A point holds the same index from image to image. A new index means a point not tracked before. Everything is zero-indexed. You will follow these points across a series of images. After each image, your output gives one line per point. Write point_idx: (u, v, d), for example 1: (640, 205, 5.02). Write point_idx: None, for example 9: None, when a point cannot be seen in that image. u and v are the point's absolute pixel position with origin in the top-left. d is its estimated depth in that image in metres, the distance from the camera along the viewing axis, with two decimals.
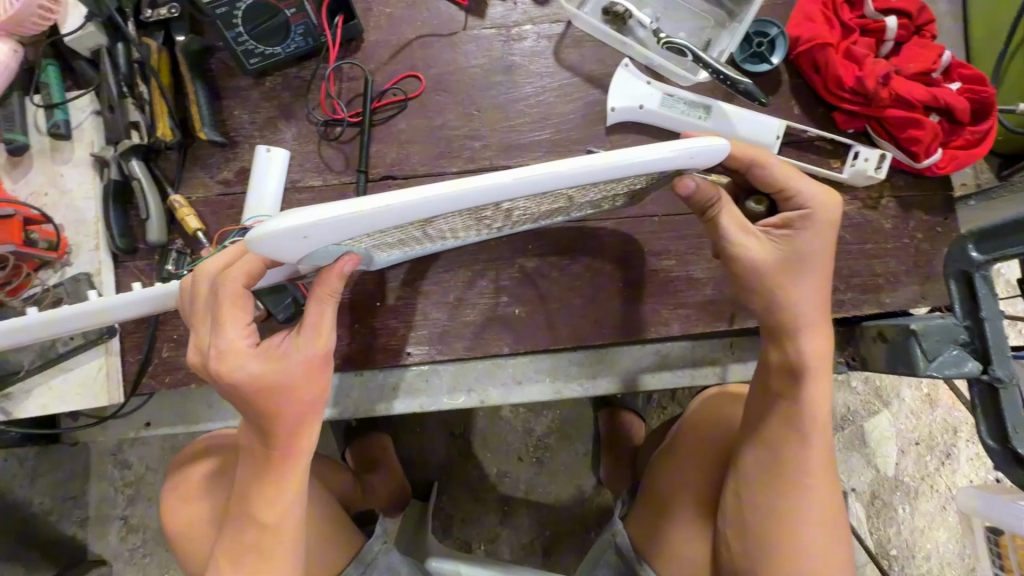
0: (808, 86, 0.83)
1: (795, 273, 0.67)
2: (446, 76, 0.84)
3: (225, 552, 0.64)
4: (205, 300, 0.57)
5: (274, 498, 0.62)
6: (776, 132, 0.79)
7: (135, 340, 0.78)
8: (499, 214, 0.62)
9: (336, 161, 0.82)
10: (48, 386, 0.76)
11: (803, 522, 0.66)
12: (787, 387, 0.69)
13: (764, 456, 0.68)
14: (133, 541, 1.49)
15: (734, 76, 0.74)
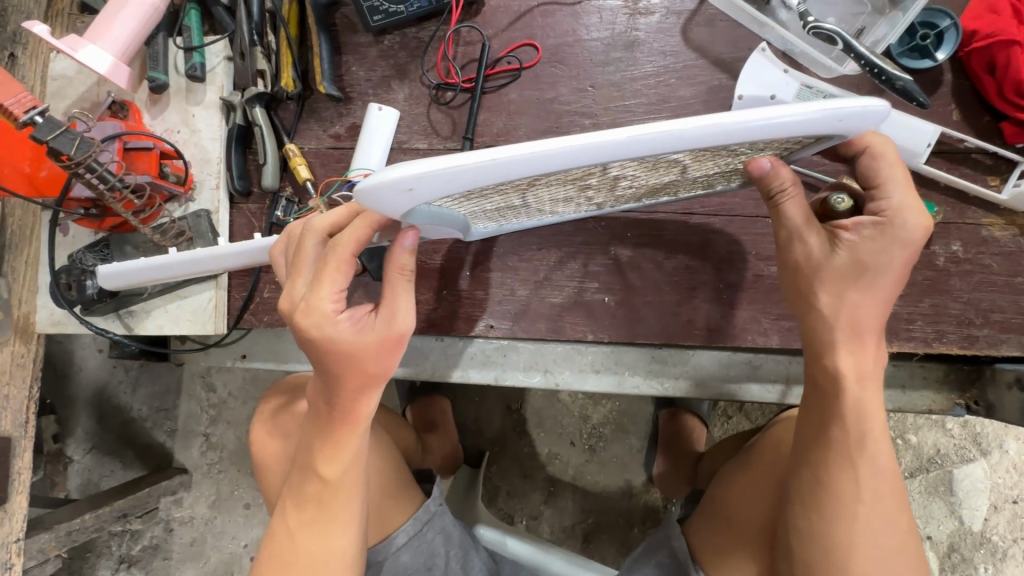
0: (975, 89, 0.73)
1: (848, 281, 0.54)
2: (564, 48, 0.81)
3: (286, 497, 0.69)
4: (309, 249, 0.59)
5: (339, 457, 0.65)
6: (929, 140, 0.71)
7: (241, 278, 0.84)
8: (604, 188, 0.57)
9: (443, 125, 0.82)
10: (165, 309, 0.82)
11: (857, 558, 0.54)
12: (823, 406, 0.57)
13: (800, 490, 0.57)
14: (211, 456, 1.64)
15: (891, 70, 0.66)
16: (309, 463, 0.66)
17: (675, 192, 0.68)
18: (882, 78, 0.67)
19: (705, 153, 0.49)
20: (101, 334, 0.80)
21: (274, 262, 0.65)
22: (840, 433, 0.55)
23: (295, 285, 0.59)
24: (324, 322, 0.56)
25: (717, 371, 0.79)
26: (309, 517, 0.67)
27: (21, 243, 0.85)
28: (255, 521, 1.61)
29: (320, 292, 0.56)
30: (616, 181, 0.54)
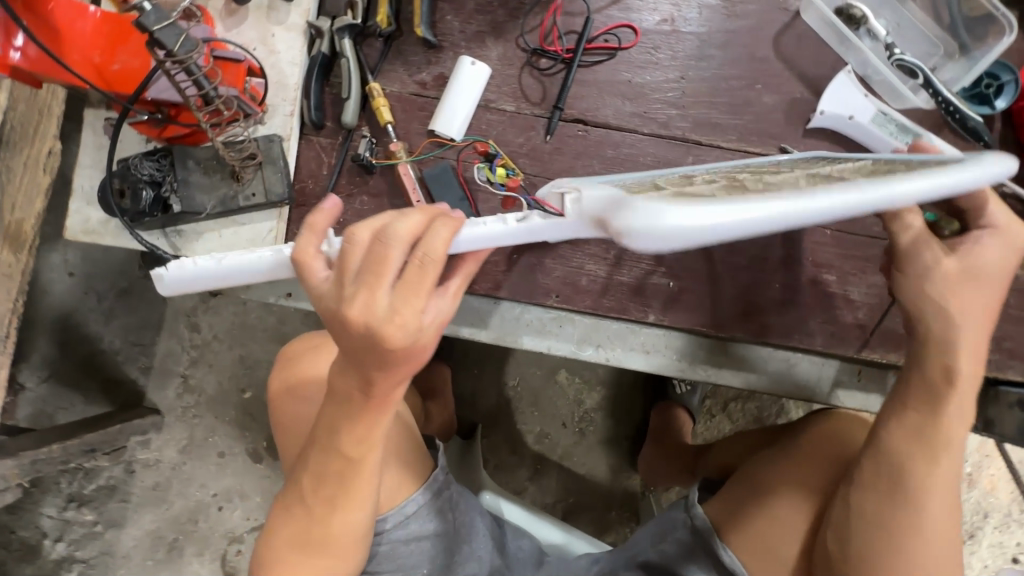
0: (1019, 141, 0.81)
1: (965, 286, 0.63)
2: (659, 36, 0.83)
3: (304, 471, 0.67)
4: (379, 251, 0.49)
5: (362, 437, 0.63)
6: None
7: (303, 213, 0.81)
8: (738, 173, 0.57)
9: (534, 91, 0.82)
10: (218, 235, 0.78)
11: (918, 545, 0.61)
12: (921, 400, 0.65)
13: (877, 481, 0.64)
14: (188, 399, 1.55)
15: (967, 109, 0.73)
16: (323, 436, 0.64)
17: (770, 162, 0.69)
18: (956, 116, 0.75)
19: (881, 172, 0.53)
20: (148, 248, 0.75)
21: (305, 266, 0.55)
22: (915, 434, 0.64)
23: (358, 302, 0.49)
24: (398, 329, 0.49)
25: (759, 365, 0.84)
26: (325, 490, 0.66)
27: (20, 142, 0.84)
28: (228, 472, 1.55)
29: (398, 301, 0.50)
30: (776, 175, 0.53)
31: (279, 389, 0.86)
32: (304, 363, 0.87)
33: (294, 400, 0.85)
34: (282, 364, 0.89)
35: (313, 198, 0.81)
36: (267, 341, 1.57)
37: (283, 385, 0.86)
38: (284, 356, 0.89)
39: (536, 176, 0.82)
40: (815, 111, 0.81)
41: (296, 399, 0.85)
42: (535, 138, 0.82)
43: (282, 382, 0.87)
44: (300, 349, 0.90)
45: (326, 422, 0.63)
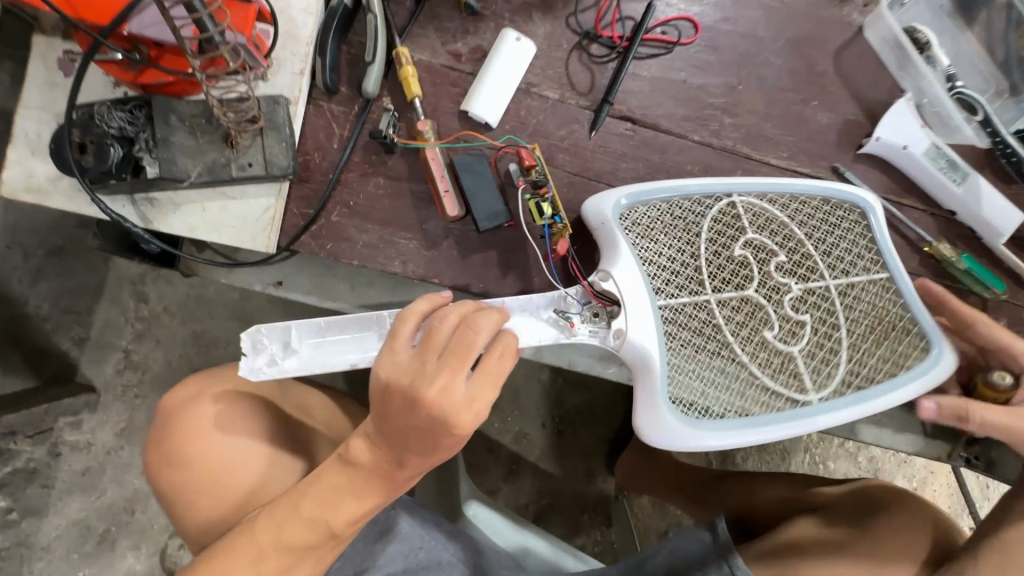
0: None
1: None
2: (719, 36, 0.76)
3: (263, 524, 0.54)
4: (468, 342, 0.50)
5: (349, 509, 0.54)
6: (1014, 226, 0.77)
7: (306, 191, 0.69)
8: (776, 283, 0.67)
9: (581, 80, 0.73)
10: (201, 208, 0.65)
11: None
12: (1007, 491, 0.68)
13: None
14: (130, 377, 1.34)
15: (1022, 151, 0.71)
16: (314, 488, 0.54)
17: (806, 219, 0.70)
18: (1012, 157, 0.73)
19: (852, 340, 0.68)
20: (111, 218, 0.61)
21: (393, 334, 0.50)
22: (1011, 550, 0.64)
23: (436, 383, 0.48)
24: (463, 415, 0.49)
25: None
26: (292, 561, 0.54)
27: None
28: None
29: (468, 387, 0.50)
30: (793, 315, 0.67)
31: (156, 453, 0.70)
32: (178, 417, 0.69)
33: (174, 468, 0.68)
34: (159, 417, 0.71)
35: (321, 174, 0.70)
36: (227, 317, 1.35)
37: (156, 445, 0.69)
38: (160, 410, 0.71)
39: (576, 175, 0.73)
40: (871, 136, 0.77)
41: (176, 466, 0.68)
42: (577, 132, 0.73)
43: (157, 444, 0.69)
44: (176, 399, 0.70)
45: (326, 474, 0.54)
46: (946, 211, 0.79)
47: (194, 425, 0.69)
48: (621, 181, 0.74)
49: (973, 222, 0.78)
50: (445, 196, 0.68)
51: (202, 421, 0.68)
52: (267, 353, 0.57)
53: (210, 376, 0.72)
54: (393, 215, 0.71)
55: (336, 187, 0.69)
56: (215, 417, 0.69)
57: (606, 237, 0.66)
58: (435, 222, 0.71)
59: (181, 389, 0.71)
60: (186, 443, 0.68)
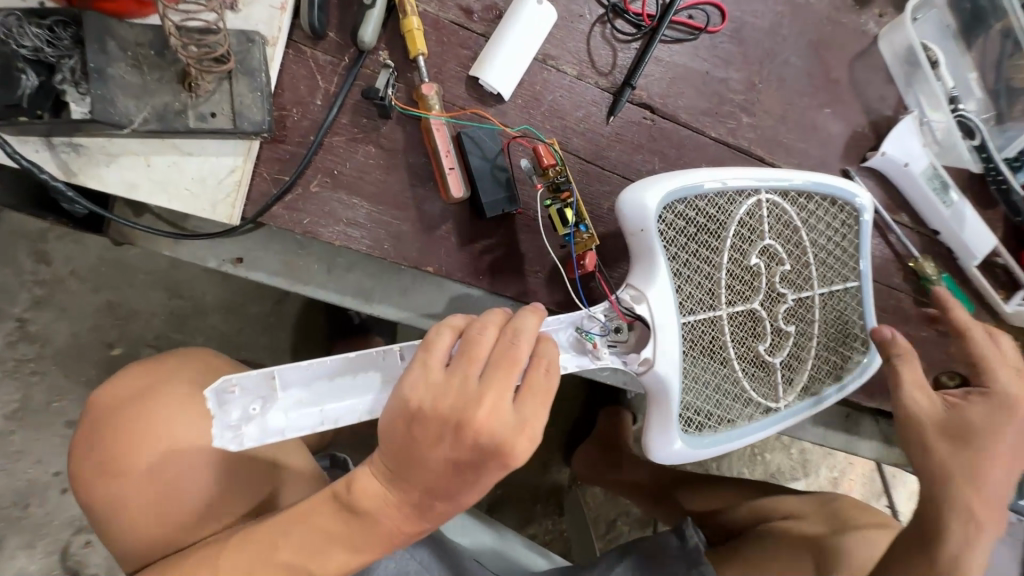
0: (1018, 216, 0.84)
1: (960, 433, 0.64)
2: (744, 28, 0.72)
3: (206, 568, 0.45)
4: (512, 354, 0.41)
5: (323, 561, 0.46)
6: (987, 250, 0.80)
7: (281, 153, 0.58)
8: (784, 300, 0.64)
9: (603, 58, 0.66)
10: (144, 162, 0.52)
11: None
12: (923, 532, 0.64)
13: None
14: (24, 351, 1.11)
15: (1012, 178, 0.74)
16: (302, 527, 0.46)
17: (811, 225, 0.68)
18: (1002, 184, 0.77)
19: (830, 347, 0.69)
20: (22, 166, 0.48)
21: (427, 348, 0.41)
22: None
23: (486, 402, 0.38)
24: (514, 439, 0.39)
25: None
26: None
27: None
28: None
29: (518, 408, 0.40)
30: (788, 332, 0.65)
31: (86, 469, 0.53)
32: (123, 415, 0.53)
33: (112, 481, 0.52)
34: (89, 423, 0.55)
35: (300, 134, 0.58)
36: (149, 286, 1.17)
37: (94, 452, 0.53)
38: (92, 412, 0.55)
39: (590, 162, 0.67)
40: (876, 150, 0.76)
41: (117, 479, 0.52)
42: (594, 116, 0.67)
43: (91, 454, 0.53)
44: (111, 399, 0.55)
45: (321, 507, 0.46)
46: (931, 231, 0.81)
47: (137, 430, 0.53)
48: (636, 175, 0.69)
49: (953, 243, 0.81)
50: (451, 174, 0.59)
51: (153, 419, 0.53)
52: (252, 409, 0.43)
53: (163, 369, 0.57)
54: (385, 191, 0.61)
55: (317, 152, 0.58)
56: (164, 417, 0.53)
57: (639, 241, 0.58)
58: (431, 202, 0.62)
59: (120, 382, 0.56)
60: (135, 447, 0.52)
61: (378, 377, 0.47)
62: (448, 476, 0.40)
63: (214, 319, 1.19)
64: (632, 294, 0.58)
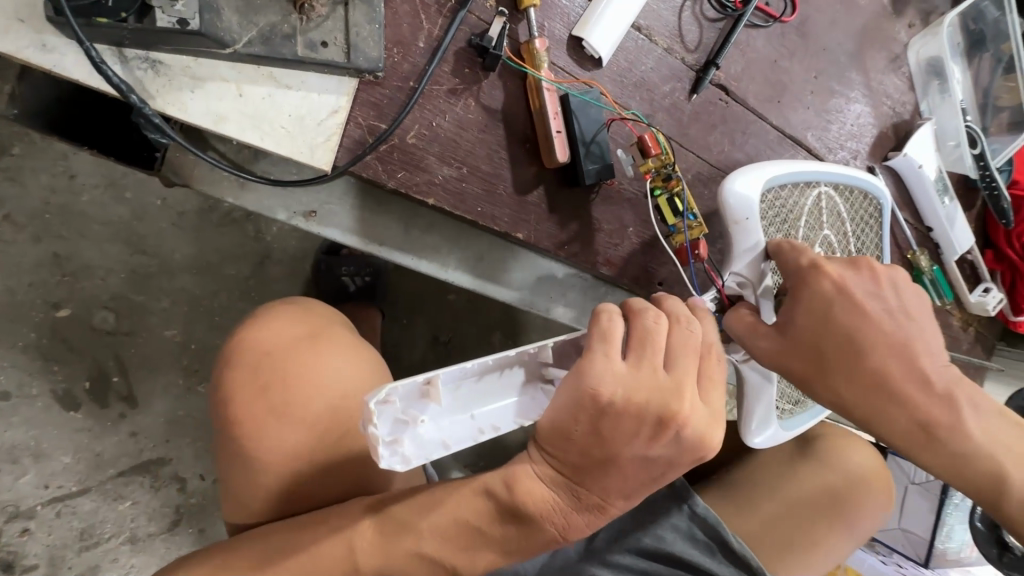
0: (983, 219, 0.97)
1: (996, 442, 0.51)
2: (804, 24, 0.76)
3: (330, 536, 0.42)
4: (689, 344, 0.41)
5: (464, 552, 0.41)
6: (965, 247, 0.92)
7: (379, 95, 0.52)
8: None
9: (691, 35, 0.67)
10: (236, 91, 0.45)
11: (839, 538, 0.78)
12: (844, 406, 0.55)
13: (905, 424, 0.52)
14: None
15: (1002, 187, 0.87)
16: (442, 517, 0.41)
17: (858, 217, 0.73)
18: (994, 193, 0.88)
19: None
20: (110, 83, 0.40)
21: (608, 334, 0.39)
22: (851, 401, 0.53)
23: (689, 393, 0.39)
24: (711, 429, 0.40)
25: None
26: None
27: None
28: (10, 421, 0.91)
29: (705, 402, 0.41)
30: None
31: (259, 420, 0.48)
32: (296, 361, 0.49)
33: (295, 428, 0.48)
34: (241, 373, 0.49)
35: (400, 78, 0.53)
36: (105, 239, 0.95)
37: (263, 400, 0.48)
38: (246, 360, 0.49)
39: (671, 139, 0.67)
40: (898, 151, 0.84)
41: (300, 426, 0.48)
42: (678, 92, 0.67)
43: (260, 404, 0.48)
44: (268, 344, 0.50)
45: (469, 502, 0.41)
46: (926, 227, 0.91)
47: (316, 376, 0.49)
48: (709, 155, 0.70)
49: (940, 239, 0.92)
50: (558, 137, 0.57)
51: (331, 366, 0.50)
52: (406, 419, 0.37)
53: (312, 317, 0.54)
54: (482, 149, 0.57)
55: (420, 101, 0.53)
56: (344, 363, 0.51)
57: (741, 231, 0.60)
58: (527, 165, 0.59)
59: (274, 328, 0.51)
60: (317, 393, 0.49)
61: (521, 375, 0.43)
62: (643, 474, 0.39)
63: (184, 281, 1.00)
64: (737, 281, 0.61)
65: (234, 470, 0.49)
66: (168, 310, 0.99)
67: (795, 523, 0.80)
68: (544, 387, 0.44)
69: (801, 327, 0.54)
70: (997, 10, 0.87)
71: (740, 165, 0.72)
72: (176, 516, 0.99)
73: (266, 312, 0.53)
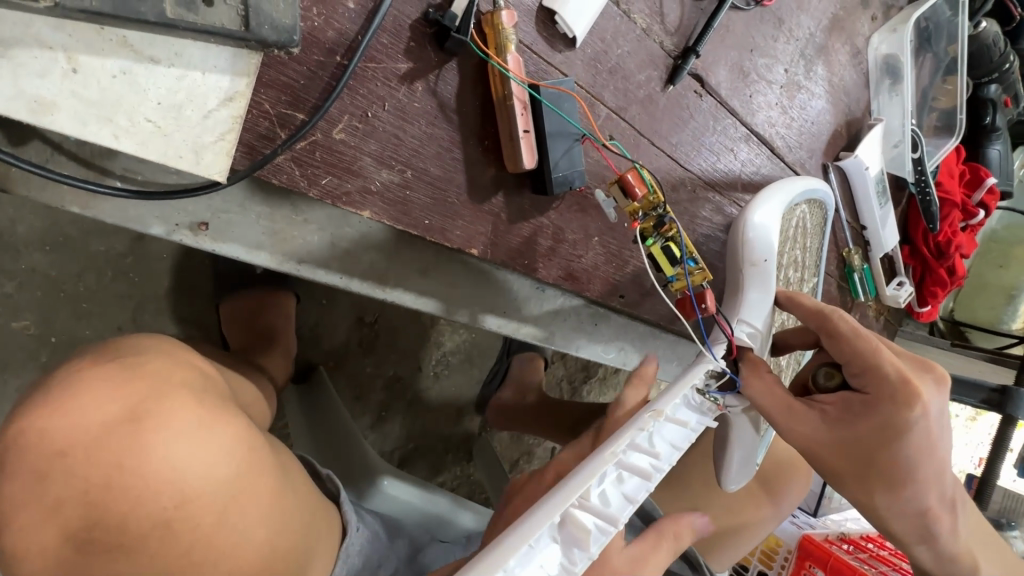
0: (904, 216, 1.01)
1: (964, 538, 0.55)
2: (779, 9, 0.70)
3: None
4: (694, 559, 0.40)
5: None
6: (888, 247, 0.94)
7: (293, 76, 0.38)
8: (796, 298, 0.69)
9: (671, 15, 0.58)
10: (66, 63, 0.30)
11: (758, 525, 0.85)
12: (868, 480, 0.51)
13: (905, 514, 0.52)
14: None
15: (934, 190, 0.89)
16: None
17: (812, 227, 0.71)
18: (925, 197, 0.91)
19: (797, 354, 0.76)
20: None
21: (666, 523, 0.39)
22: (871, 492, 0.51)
23: None
24: None
25: None
26: None
27: None
28: None
29: None
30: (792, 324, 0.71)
31: (53, 551, 0.35)
32: (106, 464, 0.35)
33: (111, 558, 0.36)
34: (22, 489, 0.34)
35: (322, 51, 0.39)
36: None
37: (60, 521, 0.35)
38: (28, 470, 0.34)
39: (644, 135, 0.59)
40: (849, 152, 0.83)
41: (116, 555, 0.36)
42: (654, 81, 0.58)
43: (51, 531, 0.35)
44: (55, 440, 0.35)
45: None
46: (860, 225, 0.93)
47: (131, 484, 0.35)
48: (679, 154, 0.63)
49: (872, 237, 0.94)
50: (525, 138, 0.46)
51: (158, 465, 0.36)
52: None
53: (143, 382, 0.38)
54: (431, 147, 0.46)
55: (350, 83, 0.40)
56: (182, 454, 0.37)
57: (758, 273, 0.59)
58: (484, 167, 0.49)
59: (68, 419, 0.35)
60: (135, 515, 0.35)
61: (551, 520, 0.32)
62: None
63: (38, 262, 0.75)
64: (748, 333, 0.58)
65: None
66: (12, 296, 0.74)
67: (727, 509, 0.82)
68: (569, 524, 0.33)
69: (859, 431, 0.49)
70: (950, 9, 0.87)
71: (707, 165, 0.66)
72: None
73: (78, 374, 0.38)
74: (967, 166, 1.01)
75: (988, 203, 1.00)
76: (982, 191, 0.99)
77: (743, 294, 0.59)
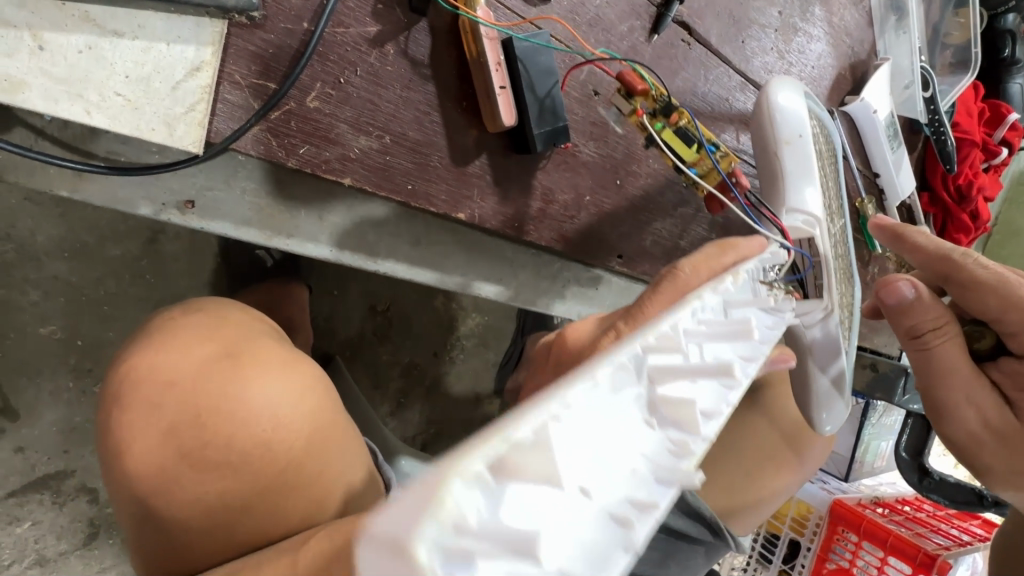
0: (923, 162, 0.97)
1: None
2: None
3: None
4: None
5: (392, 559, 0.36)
6: (904, 193, 0.91)
7: (261, 43, 0.38)
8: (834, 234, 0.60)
9: None
10: (36, 44, 0.31)
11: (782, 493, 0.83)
12: None
13: None
14: None
15: (948, 130, 0.85)
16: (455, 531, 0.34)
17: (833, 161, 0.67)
18: (940, 137, 0.86)
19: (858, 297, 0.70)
20: None
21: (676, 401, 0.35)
22: None
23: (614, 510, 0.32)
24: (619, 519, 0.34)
25: None
26: None
27: None
28: None
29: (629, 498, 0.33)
30: (841, 268, 0.62)
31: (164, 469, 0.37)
32: (210, 388, 0.38)
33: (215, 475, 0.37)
34: (142, 417, 0.37)
35: (288, 18, 0.39)
36: None
37: (171, 446, 0.37)
38: (145, 398, 0.38)
39: None
40: (854, 96, 0.80)
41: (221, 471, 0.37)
42: (637, 32, 0.57)
43: (164, 450, 0.37)
44: (169, 376, 0.38)
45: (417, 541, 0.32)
46: (873, 172, 0.90)
47: (239, 407, 0.38)
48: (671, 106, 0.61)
49: (886, 185, 0.90)
50: (501, 94, 0.46)
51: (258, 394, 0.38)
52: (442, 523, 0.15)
53: (227, 330, 0.42)
54: (407, 111, 0.45)
55: (318, 48, 0.40)
56: (279, 384, 0.39)
57: (795, 149, 0.55)
58: (465, 129, 0.48)
59: (175, 356, 0.39)
60: (242, 429, 0.37)
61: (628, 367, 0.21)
62: None
63: (58, 269, 0.76)
64: (804, 220, 0.54)
65: (139, 524, 0.38)
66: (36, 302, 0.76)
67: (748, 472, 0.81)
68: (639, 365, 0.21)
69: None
70: None
71: (700, 116, 0.64)
72: (93, 528, 0.82)
73: (168, 327, 0.42)
74: (987, 103, 0.96)
75: (1011, 140, 0.95)
76: (1005, 128, 0.94)
77: (783, 180, 0.55)
